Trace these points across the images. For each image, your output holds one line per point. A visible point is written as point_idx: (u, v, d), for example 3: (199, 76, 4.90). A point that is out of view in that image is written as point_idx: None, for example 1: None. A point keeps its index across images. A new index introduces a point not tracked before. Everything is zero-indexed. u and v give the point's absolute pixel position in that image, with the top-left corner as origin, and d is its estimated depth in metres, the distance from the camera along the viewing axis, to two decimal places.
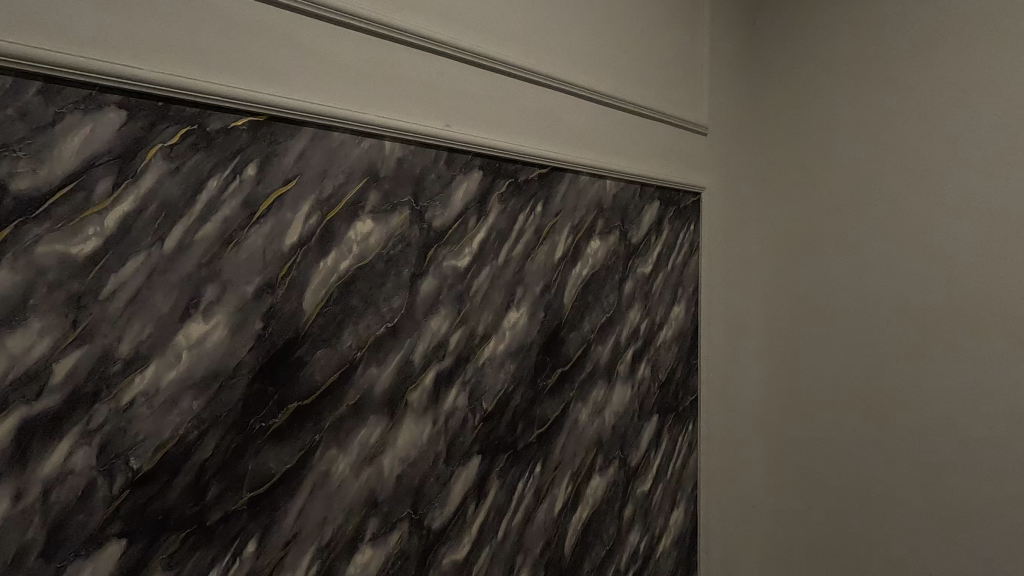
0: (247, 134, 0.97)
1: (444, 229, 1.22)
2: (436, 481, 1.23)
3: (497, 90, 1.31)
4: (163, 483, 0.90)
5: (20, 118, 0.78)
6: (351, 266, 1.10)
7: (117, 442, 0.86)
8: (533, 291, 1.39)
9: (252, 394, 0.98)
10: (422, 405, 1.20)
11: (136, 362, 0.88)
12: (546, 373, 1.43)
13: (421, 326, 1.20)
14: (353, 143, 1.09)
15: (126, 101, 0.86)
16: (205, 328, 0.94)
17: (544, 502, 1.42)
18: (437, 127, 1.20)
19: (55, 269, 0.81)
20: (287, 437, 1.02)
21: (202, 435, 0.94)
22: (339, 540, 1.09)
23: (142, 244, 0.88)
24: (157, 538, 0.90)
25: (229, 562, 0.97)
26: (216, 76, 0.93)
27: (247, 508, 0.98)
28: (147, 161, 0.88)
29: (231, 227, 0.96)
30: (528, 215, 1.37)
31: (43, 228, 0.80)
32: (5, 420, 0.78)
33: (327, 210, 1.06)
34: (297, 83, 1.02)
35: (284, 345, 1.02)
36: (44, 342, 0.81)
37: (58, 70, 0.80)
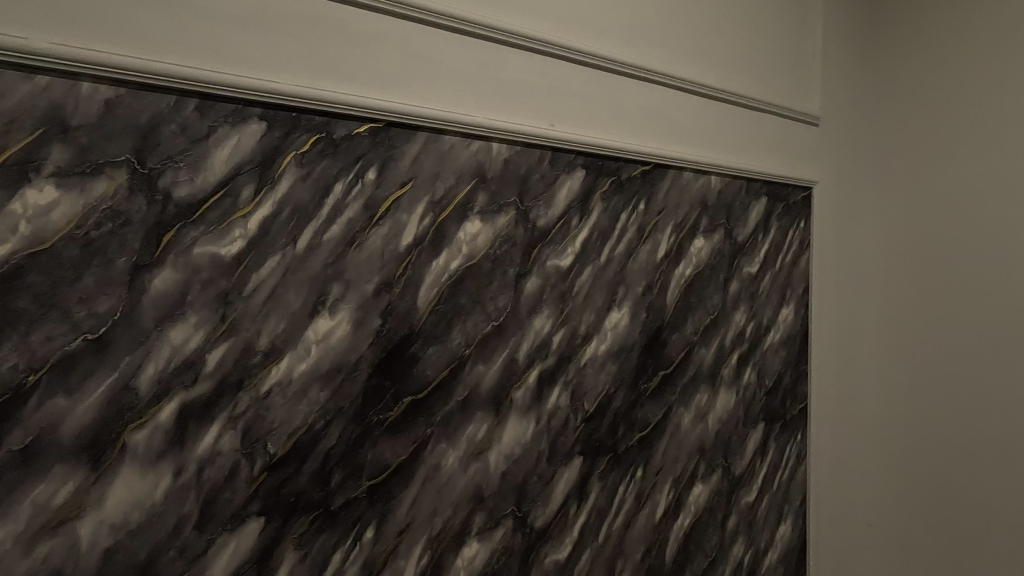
0: (368, 140, 1.02)
1: (548, 229, 1.23)
2: (540, 479, 1.23)
3: (600, 88, 1.29)
4: (295, 468, 0.97)
5: (180, 132, 0.87)
6: (461, 265, 1.12)
7: (257, 427, 0.94)
8: (636, 290, 1.36)
9: (370, 388, 1.03)
10: (526, 403, 1.21)
11: (273, 354, 0.95)
12: (647, 375, 1.39)
13: (525, 325, 1.20)
14: (463, 146, 1.12)
15: (265, 113, 0.93)
16: (331, 323, 1.00)
17: (645, 507, 1.39)
18: (542, 127, 1.20)
19: (207, 268, 0.89)
20: (402, 430, 1.07)
21: (328, 425, 0.99)
22: (448, 532, 1.12)
23: (278, 245, 0.95)
24: (290, 519, 0.96)
25: (351, 546, 1.02)
26: (342, 86, 0.99)
27: (366, 496, 1.03)
28: (283, 167, 0.95)
29: (354, 229, 1.01)
30: (630, 213, 1.34)
31: (199, 231, 0.89)
32: (168, 404, 0.87)
33: (439, 211, 1.10)
34: (413, 90, 1.06)
35: (399, 342, 1.06)
36: (198, 334, 0.89)
37: (211, 87, 0.88)
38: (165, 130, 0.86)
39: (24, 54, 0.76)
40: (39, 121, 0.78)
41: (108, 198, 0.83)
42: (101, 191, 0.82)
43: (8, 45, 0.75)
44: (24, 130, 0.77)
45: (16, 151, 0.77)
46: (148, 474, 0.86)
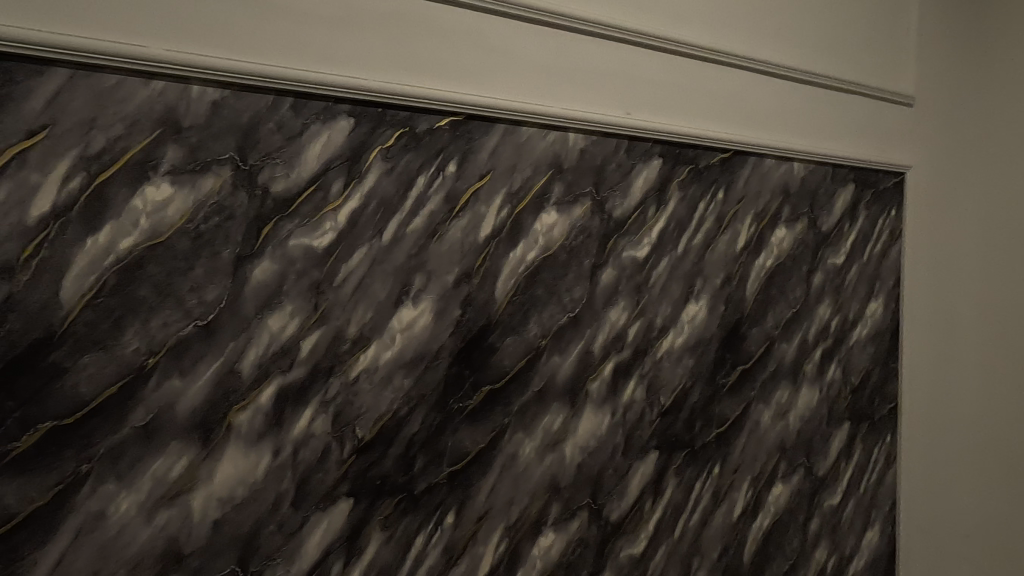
0: (449, 133, 1.04)
1: (624, 219, 1.21)
2: (615, 472, 1.22)
3: (678, 74, 1.26)
4: (381, 452, 1.00)
5: (278, 130, 0.92)
6: (538, 256, 1.13)
7: (347, 412, 0.98)
8: (713, 282, 1.32)
9: (451, 376, 1.06)
10: (602, 396, 1.20)
11: (361, 342, 0.98)
12: (725, 370, 1.35)
13: (601, 316, 1.19)
14: (540, 136, 1.12)
15: (354, 110, 0.97)
16: (414, 313, 1.02)
17: (723, 505, 1.35)
18: (619, 115, 1.18)
19: (302, 259, 0.94)
20: (481, 418, 1.08)
21: (411, 411, 1.02)
22: (525, 521, 1.13)
23: (365, 237, 0.98)
24: (376, 500, 1.00)
25: (432, 530, 1.05)
26: (424, 81, 1.01)
27: (447, 482, 1.06)
28: (369, 161, 0.98)
29: (435, 221, 1.03)
30: (708, 202, 1.30)
31: (294, 224, 0.93)
32: (267, 387, 0.92)
33: (517, 202, 1.10)
34: (492, 82, 1.06)
35: (478, 332, 1.08)
36: (295, 322, 0.94)
37: (304, 85, 0.92)
38: (264, 128, 0.91)
39: (143, 62, 0.82)
40: (156, 123, 0.85)
41: (214, 193, 0.88)
42: (208, 187, 0.88)
43: (129, 54, 0.81)
44: (143, 132, 0.84)
45: (137, 151, 0.84)
46: (250, 453, 0.91)
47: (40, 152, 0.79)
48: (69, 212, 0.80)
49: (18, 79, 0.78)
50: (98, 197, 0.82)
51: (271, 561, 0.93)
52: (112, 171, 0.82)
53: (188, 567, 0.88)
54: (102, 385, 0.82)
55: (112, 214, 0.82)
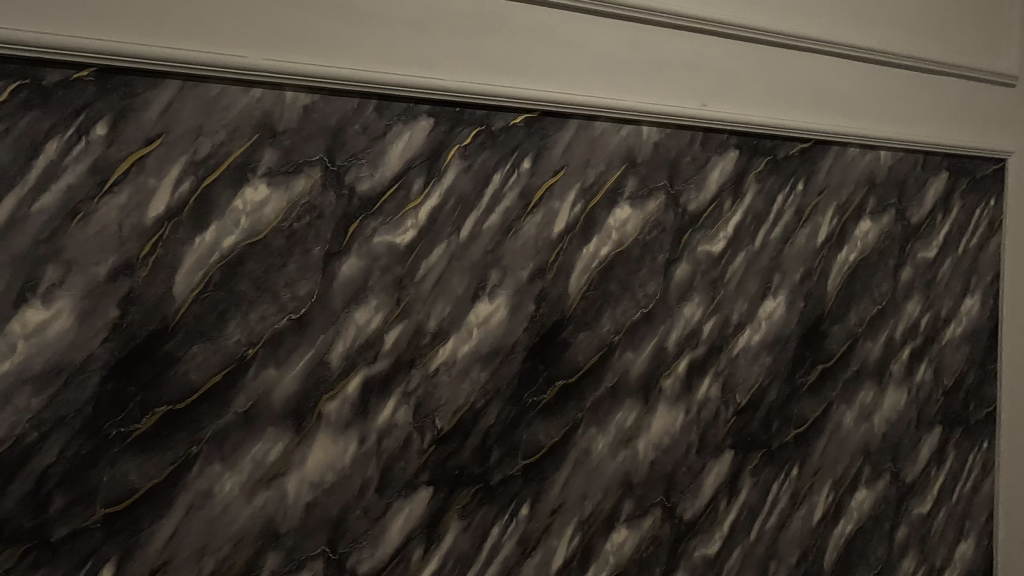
0: (524, 131, 1.05)
1: (699, 213, 1.19)
2: (689, 471, 1.20)
3: (756, 62, 1.21)
4: (458, 443, 1.03)
5: (363, 131, 0.96)
6: (611, 251, 1.12)
7: (427, 403, 1.01)
8: (793, 277, 1.27)
9: (526, 370, 1.07)
10: (676, 392, 1.18)
11: (440, 336, 1.01)
12: (804, 369, 1.30)
13: (675, 312, 1.18)
14: (614, 131, 1.11)
15: (433, 110, 0.99)
16: (490, 307, 1.04)
17: (802, 509, 1.30)
18: (694, 107, 1.16)
19: (385, 255, 0.98)
20: (555, 412, 1.09)
21: (487, 404, 1.05)
22: (598, 516, 1.13)
23: (444, 234, 1.01)
24: (454, 490, 1.03)
25: (508, 521, 1.07)
26: (501, 79, 1.02)
27: (522, 474, 1.07)
28: (448, 160, 1.00)
29: (511, 217, 1.05)
30: (787, 194, 1.26)
31: (378, 221, 0.97)
32: (354, 378, 0.96)
33: (590, 197, 1.10)
34: (565, 78, 1.07)
35: (552, 326, 1.09)
36: (378, 316, 0.98)
37: (388, 88, 0.95)
38: (350, 130, 0.95)
39: (242, 71, 0.88)
40: (254, 128, 0.90)
41: (306, 193, 0.93)
42: (300, 188, 0.93)
43: (230, 64, 0.87)
44: (243, 137, 0.89)
45: (238, 155, 0.89)
46: (339, 440, 0.96)
47: (155, 158, 0.86)
48: (180, 213, 0.87)
49: (136, 91, 0.85)
50: (205, 199, 0.88)
51: (357, 544, 0.97)
52: (216, 174, 0.88)
53: (284, 545, 0.93)
54: (209, 373, 0.89)
55: (216, 214, 0.88)
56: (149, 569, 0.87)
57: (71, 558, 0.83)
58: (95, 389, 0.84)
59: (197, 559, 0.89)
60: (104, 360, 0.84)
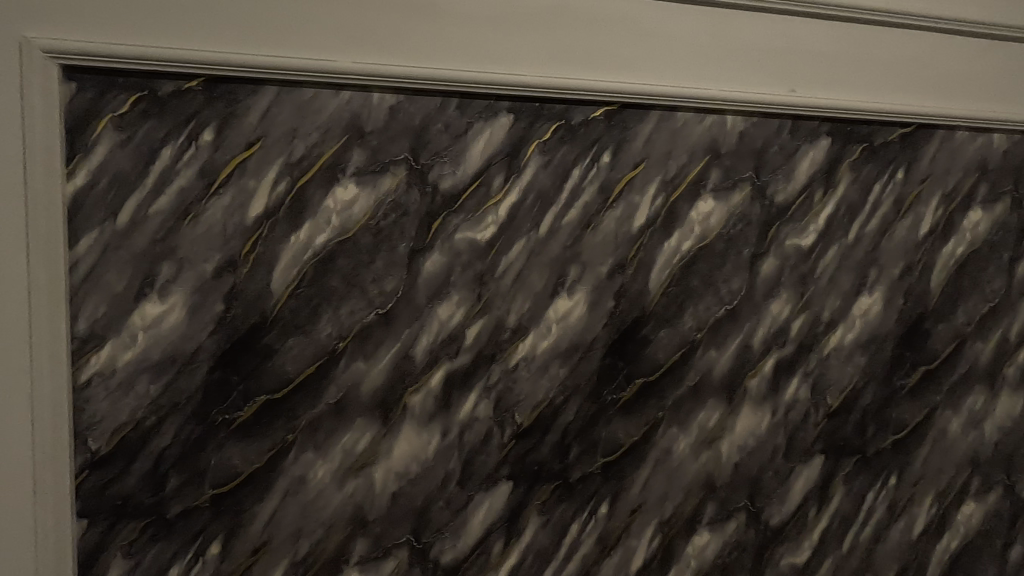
0: (603, 124, 1.03)
1: (787, 204, 1.13)
2: (775, 475, 1.15)
3: (851, 43, 1.14)
4: (538, 439, 1.03)
5: (445, 130, 0.97)
6: (693, 246, 1.09)
7: (507, 398, 1.02)
8: (892, 273, 1.19)
9: (605, 367, 1.06)
10: (762, 393, 1.13)
11: (519, 332, 1.02)
12: (904, 371, 1.21)
13: (761, 309, 1.12)
14: (697, 121, 1.07)
15: (513, 106, 1.00)
16: (569, 303, 1.04)
17: (901, 520, 1.22)
18: (783, 93, 1.10)
19: (467, 252, 0.99)
20: (635, 410, 1.07)
21: (566, 401, 1.04)
22: (679, 518, 1.10)
23: (524, 229, 1.01)
24: (533, 486, 1.03)
25: (587, 518, 1.06)
26: (580, 72, 1.01)
27: (601, 472, 1.06)
28: (528, 156, 1.00)
29: (590, 212, 1.03)
30: (886, 183, 1.17)
31: (460, 218, 0.98)
32: (437, 372, 0.98)
33: (672, 190, 1.07)
34: (647, 68, 1.04)
35: (632, 323, 1.07)
36: (460, 312, 0.99)
37: (470, 86, 0.96)
38: (433, 129, 0.97)
39: (334, 74, 0.91)
40: (344, 130, 0.93)
41: (392, 192, 0.96)
42: (387, 186, 0.95)
43: (323, 68, 0.90)
44: (334, 138, 0.93)
45: (329, 156, 0.93)
46: (423, 432, 0.98)
47: (255, 160, 0.91)
48: (277, 213, 0.92)
49: (238, 98, 0.90)
50: (299, 199, 0.92)
51: (440, 534, 0.99)
52: (310, 174, 0.92)
53: (372, 533, 0.97)
54: (303, 365, 0.93)
55: (310, 213, 0.93)
56: (251, 548, 0.92)
57: (183, 534, 0.90)
58: (204, 378, 0.90)
59: (293, 541, 0.94)
60: (211, 351, 0.90)
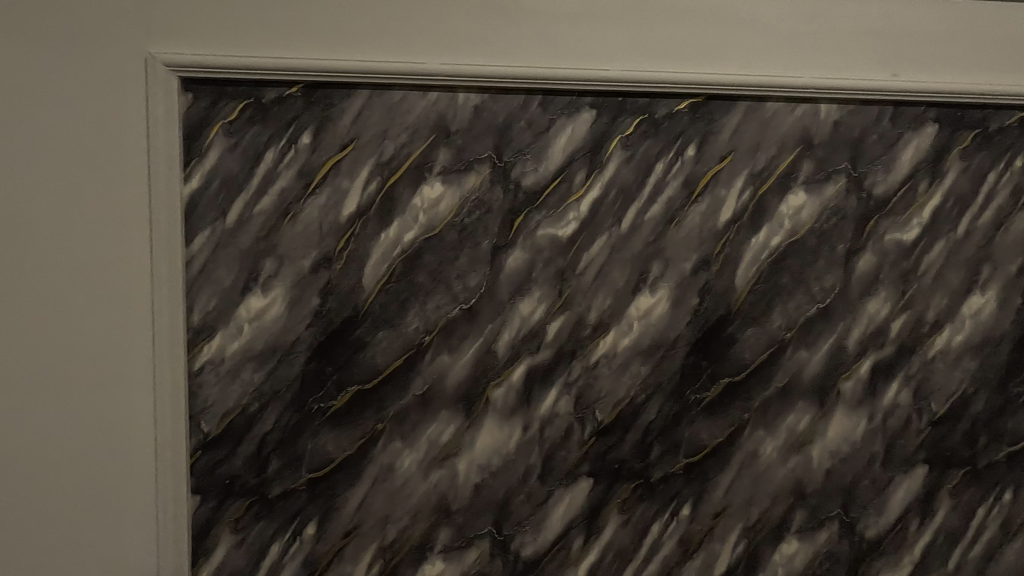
0: (688, 117, 1.01)
1: (887, 197, 1.06)
2: (872, 485, 1.08)
3: (962, 21, 1.05)
4: (618, 437, 1.02)
5: (528, 127, 0.98)
6: (783, 242, 1.04)
7: (588, 395, 1.01)
8: (1007, 269, 1.09)
9: (689, 366, 1.03)
10: (857, 397, 1.07)
11: (600, 328, 1.01)
12: (1021, 378, 1.10)
13: (857, 308, 1.06)
14: (787, 111, 1.03)
15: (596, 102, 0.99)
16: (652, 300, 1.02)
17: (1017, 540, 1.11)
18: (883, 78, 1.03)
19: (548, 248, 0.99)
20: (719, 411, 1.04)
21: (648, 399, 1.03)
22: (766, 524, 1.06)
23: (606, 225, 1.00)
24: (614, 484, 1.02)
25: (669, 519, 1.04)
26: (664, 65, 0.99)
27: (684, 473, 1.04)
28: (610, 151, 1.00)
29: (674, 207, 1.01)
30: (1001, 171, 1.08)
31: (541, 215, 0.99)
32: (518, 367, 1.00)
33: (760, 183, 1.03)
34: (734, 58, 1.00)
35: (717, 321, 1.04)
36: (541, 308, 1.00)
37: (553, 83, 0.97)
38: (517, 126, 0.98)
39: (421, 76, 0.94)
40: (431, 130, 0.96)
41: (476, 190, 0.98)
42: (471, 184, 0.97)
43: (412, 71, 0.93)
44: (422, 138, 0.96)
45: (417, 156, 0.96)
46: (504, 425, 1.00)
47: (349, 161, 0.95)
48: (369, 212, 0.96)
49: (333, 102, 0.94)
50: (389, 198, 0.96)
51: (521, 528, 1.00)
52: (399, 174, 0.96)
53: (455, 522, 0.99)
54: (392, 357, 0.97)
55: (399, 211, 0.96)
56: (343, 530, 0.97)
57: (283, 513, 0.96)
58: (302, 367, 0.95)
59: (382, 527, 0.98)
60: (308, 342, 0.95)
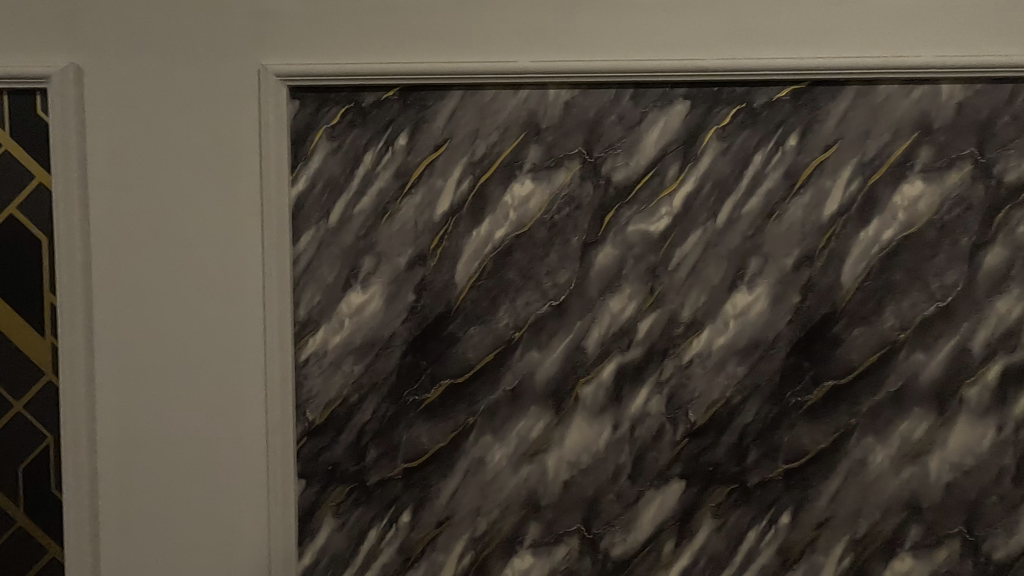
0: (789, 104, 0.96)
1: (1020, 185, 0.96)
2: (1000, 502, 0.98)
3: None
4: (712, 439, 0.99)
5: (619, 121, 0.97)
6: (897, 235, 0.96)
7: (680, 395, 0.99)
8: None
9: (789, 367, 0.98)
10: (983, 405, 0.97)
11: (694, 326, 0.98)
12: None
13: (983, 308, 0.97)
14: (902, 94, 0.95)
15: (690, 93, 0.96)
16: (749, 298, 0.98)
17: None
18: (1017, 53, 0.93)
19: (640, 244, 0.97)
20: (823, 415, 0.98)
21: (744, 401, 0.98)
22: (875, 538, 0.99)
23: (700, 220, 0.97)
24: (708, 487, 0.99)
25: (766, 527, 0.99)
26: (764, 51, 0.94)
27: (783, 479, 0.99)
28: (705, 143, 0.96)
29: (774, 199, 0.97)
30: None
31: (632, 210, 0.97)
32: (609, 365, 0.98)
33: (871, 172, 0.96)
34: (842, 40, 0.94)
35: (820, 320, 0.98)
36: (632, 305, 0.98)
37: (645, 76, 0.95)
38: (607, 121, 0.97)
39: (513, 75, 0.95)
40: (521, 128, 0.97)
41: (566, 186, 0.97)
42: (561, 180, 0.97)
43: (503, 70, 0.94)
44: (513, 136, 0.97)
45: (507, 154, 0.97)
46: (594, 423, 0.99)
47: (443, 161, 0.97)
48: (461, 210, 0.98)
49: (428, 104, 0.97)
50: (481, 196, 0.98)
51: (610, 527, 0.99)
52: (490, 172, 0.97)
53: (544, 517, 1.00)
54: (483, 352, 0.99)
55: (490, 209, 0.98)
56: (436, 520, 1.00)
57: (380, 501, 1.00)
58: (398, 361, 0.99)
59: (473, 518, 1.00)
60: (404, 337, 0.99)
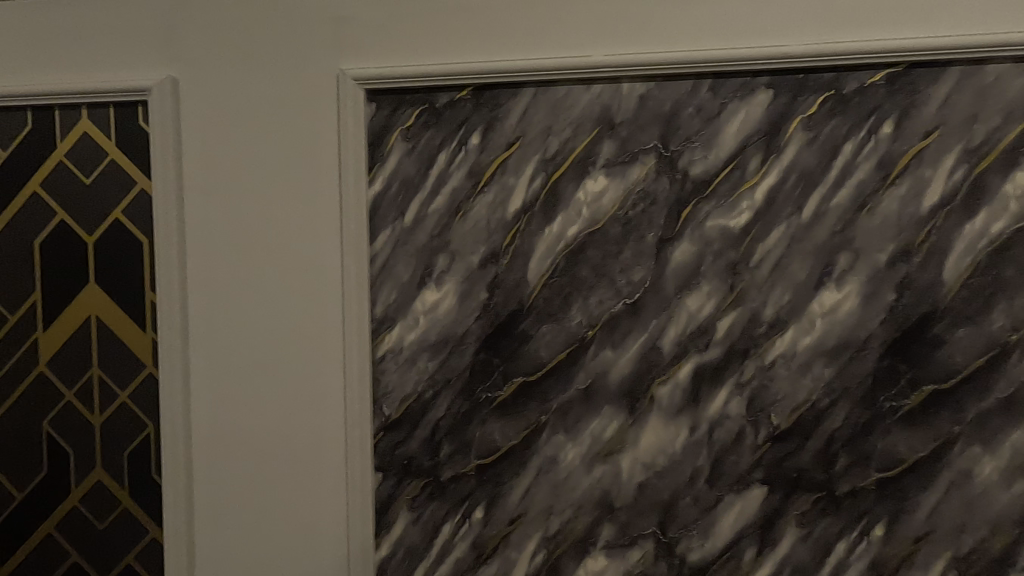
0: (884, 89, 0.90)
1: None
2: None
3: None
4: (797, 444, 0.94)
5: (697, 113, 0.93)
6: (1008, 227, 0.89)
7: (762, 397, 0.94)
8: None
9: (883, 369, 0.92)
10: None
11: (777, 326, 0.94)
12: None
13: None
14: (1015, 73, 0.87)
15: (773, 81, 0.92)
16: (838, 296, 0.92)
17: None
18: None
19: (719, 240, 0.94)
20: (922, 422, 0.91)
21: (833, 405, 0.93)
22: (981, 555, 0.91)
23: (784, 214, 0.92)
24: (792, 494, 0.94)
25: (857, 538, 0.93)
26: (856, 33, 0.89)
27: (877, 489, 0.93)
28: (790, 133, 0.92)
29: (866, 191, 0.91)
30: None
31: (711, 205, 0.94)
32: (686, 364, 0.96)
33: (977, 159, 0.88)
34: (944, 17, 0.87)
35: (919, 320, 0.91)
36: (710, 303, 0.95)
37: (725, 65, 0.91)
38: (685, 114, 0.94)
39: (587, 70, 0.93)
40: (595, 123, 0.95)
41: (641, 181, 0.95)
42: (635, 176, 0.95)
43: (577, 65, 0.93)
44: (586, 131, 0.96)
45: (580, 151, 0.96)
46: (670, 425, 0.96)
47: (515, 159, 0.97)
48: (533, 207, 0.97)
49: (501, 102, 0.97)
50: (553, 193, 0.97)
51: (687, 532, 0.97)
52: (563, 169, 0.96)
53: (618, 519, 0.98)
54: (556, 350, 0.98)
55: (563, 206, 0.97)
56: (509, 517, 1.00)
57: (454, 496, 1.01)
58: (471, 358, 1.00)
59: (546, 517, 0.99)
60: (477, 334, 0.99)
